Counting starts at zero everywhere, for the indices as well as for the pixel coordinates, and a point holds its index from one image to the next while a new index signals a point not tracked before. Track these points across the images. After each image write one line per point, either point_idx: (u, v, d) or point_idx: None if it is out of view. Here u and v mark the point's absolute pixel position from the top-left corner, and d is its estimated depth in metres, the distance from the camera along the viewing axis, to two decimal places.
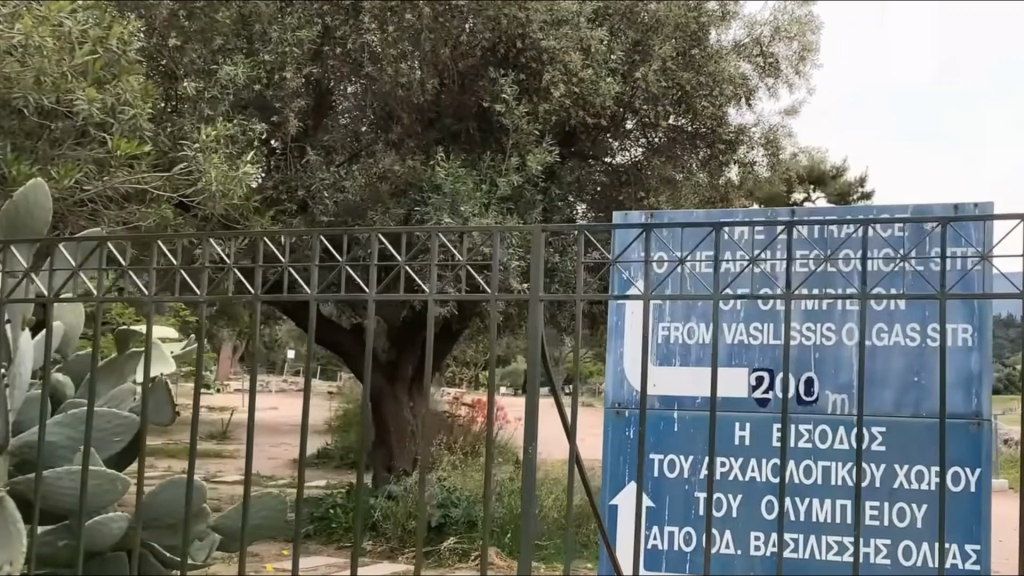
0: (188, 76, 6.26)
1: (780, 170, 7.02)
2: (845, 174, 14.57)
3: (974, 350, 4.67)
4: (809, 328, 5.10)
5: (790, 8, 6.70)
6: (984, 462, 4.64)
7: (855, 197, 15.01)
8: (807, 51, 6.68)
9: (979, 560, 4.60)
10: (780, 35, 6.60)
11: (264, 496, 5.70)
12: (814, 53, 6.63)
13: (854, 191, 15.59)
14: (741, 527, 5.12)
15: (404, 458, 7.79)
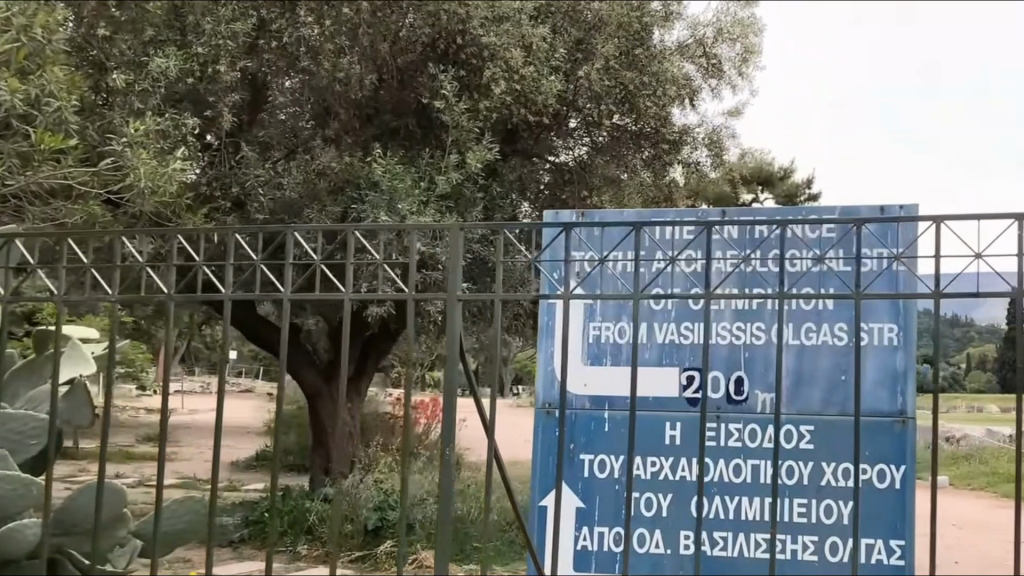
0: (119, 67, 6.44)
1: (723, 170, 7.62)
2: (792, 176, 16.01)
3: (900, 349, 5.98)
4: (740, 328, 6.17)
5: (733, 10, 7.57)
6: (907, 460, 5.89)
7: (803, 198, 16.35)
8: (748, 52, 7.59)
9: (902, 554, 5.84)
10: (723, 36, 7.47)
11: (188, 500, 5.60)
12: (754, 55, 7.56)
13: (802, 191, 16.61)
14: (670, 526, 6.00)
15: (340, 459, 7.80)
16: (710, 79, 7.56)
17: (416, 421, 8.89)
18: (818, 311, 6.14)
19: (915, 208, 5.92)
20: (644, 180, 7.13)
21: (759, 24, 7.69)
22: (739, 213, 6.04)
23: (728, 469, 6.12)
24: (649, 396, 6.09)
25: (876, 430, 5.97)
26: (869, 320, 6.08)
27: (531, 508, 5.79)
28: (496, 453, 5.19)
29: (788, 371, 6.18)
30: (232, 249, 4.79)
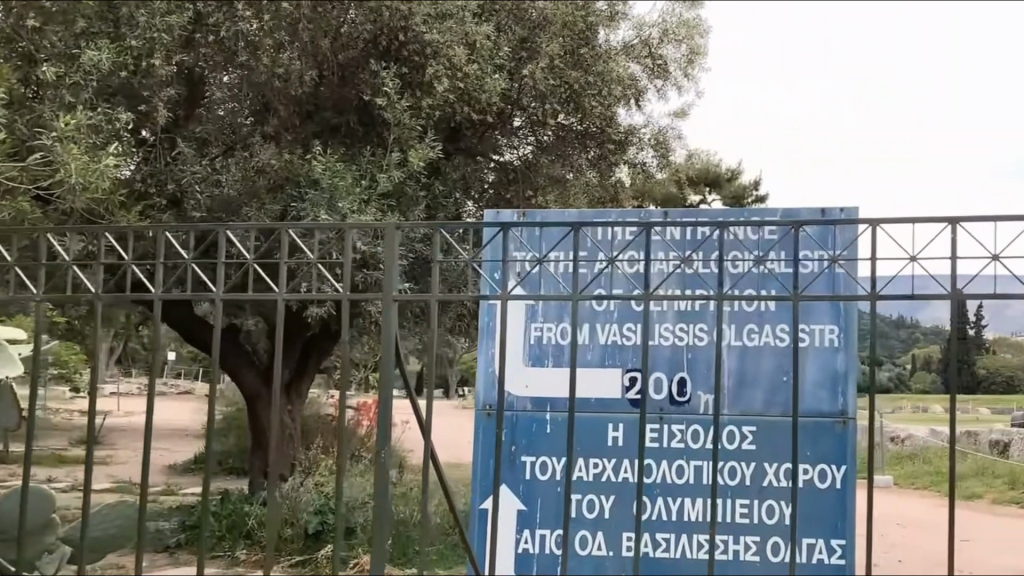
0: (50, 59, 6.32)
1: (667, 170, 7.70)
2: (740, 177, 16.13)
3: (841, 350, 6.02)
4: (682, 329, 6.15)
5: (678, 11, 7.58)
6: (848, 459, 5.93)
7: (751, 198, 16.49)
8: (693, 53, 7.59)
9: (843, 554, 5.87)
10: (669, 37, 7.46)
11: (120, 504, 5.59)
12: (699, 56, 7.56)
13: (751, 191, 16.75)
14: (612, 528, 5.98)
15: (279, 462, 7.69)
16: (656, 79, 7.57)
17: (361, 422, 8.88)
18: (760, 311, 6.15)
19: (855, 209, 5.97)
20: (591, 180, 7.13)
21: (704, 25, 7.71)
22: (682, 214, 6.05)
23: (670, 470, 6.09)
24: (590, 397, 6.03)
25: (818, 430, 5.98)
26: (810, 321, 6.12)
27: (471, 511, 5.81)
28: (431, 449, 5.35)
29: (731, 371, 6.15)
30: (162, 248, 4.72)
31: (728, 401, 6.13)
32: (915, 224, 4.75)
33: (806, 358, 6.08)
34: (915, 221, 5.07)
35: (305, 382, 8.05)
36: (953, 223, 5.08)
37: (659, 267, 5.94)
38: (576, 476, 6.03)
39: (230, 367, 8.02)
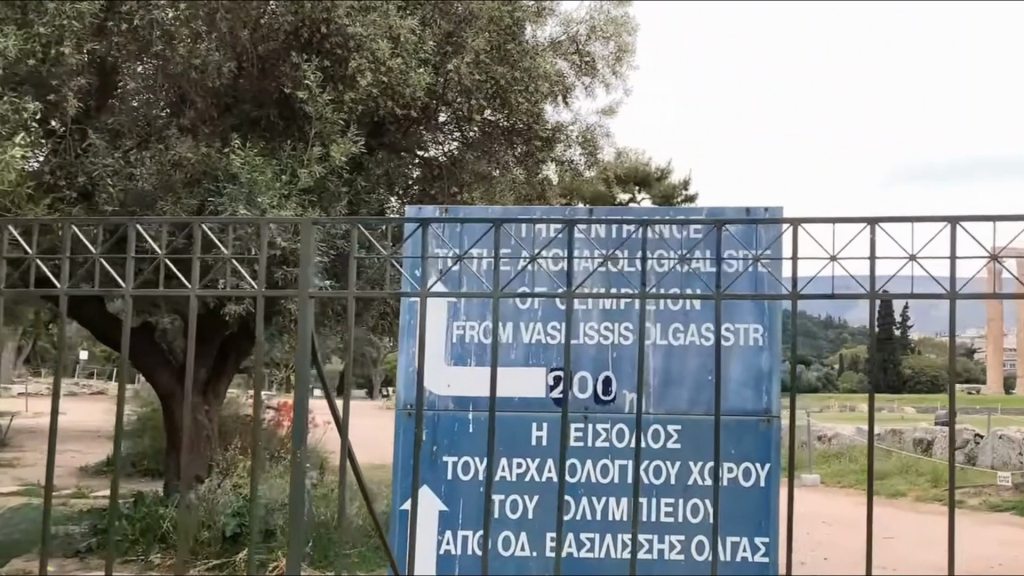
0: None
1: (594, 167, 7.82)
2: (670, 176, 16.21)
3: (765, 349, 6.02)
4: (606, 328, 6.11)
5: (607, 8, 7.57)
6: (771, 457, 5.95)
7: (681, 198, 16.61)
8: (621, 51, 7.60)
9: (766, 552, 5.89)
10: (597, 34, 7.48)
11: None
12: (627, 54, 7.56)
13: (680, 190, 16.86)
14: (535, 528, 5.91)
15: (197, 464, 7.58)
16: (583, 76, 7.57)
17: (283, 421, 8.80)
18: (686, 310, 6.12)
19: (780, 209, 6.04)
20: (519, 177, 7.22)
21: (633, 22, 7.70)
22: (607, 213, 5.98)
23: (595, 469, 6.03)
24: (514, 396, 5.97)
25: (742, 429, 5.98)
26: (734, 320, 6.11)
27: (392, 512, 5.73)
28: (349, 448, 5.28)
29: (656, 370, 6.11)
30: (69, 241, 4.55)
31: (653, 400, 6.10)
32: (836, 229, 4.82)
33: (730, 357, 6.08)
34: (835, 223, 5.15)
35: (222, 383, 7.97)
36: (871, 224, 5.18)
37: (581, 265, 5.89)
38: (499, 476, 5.94)
39: (146, 367, 7.89)
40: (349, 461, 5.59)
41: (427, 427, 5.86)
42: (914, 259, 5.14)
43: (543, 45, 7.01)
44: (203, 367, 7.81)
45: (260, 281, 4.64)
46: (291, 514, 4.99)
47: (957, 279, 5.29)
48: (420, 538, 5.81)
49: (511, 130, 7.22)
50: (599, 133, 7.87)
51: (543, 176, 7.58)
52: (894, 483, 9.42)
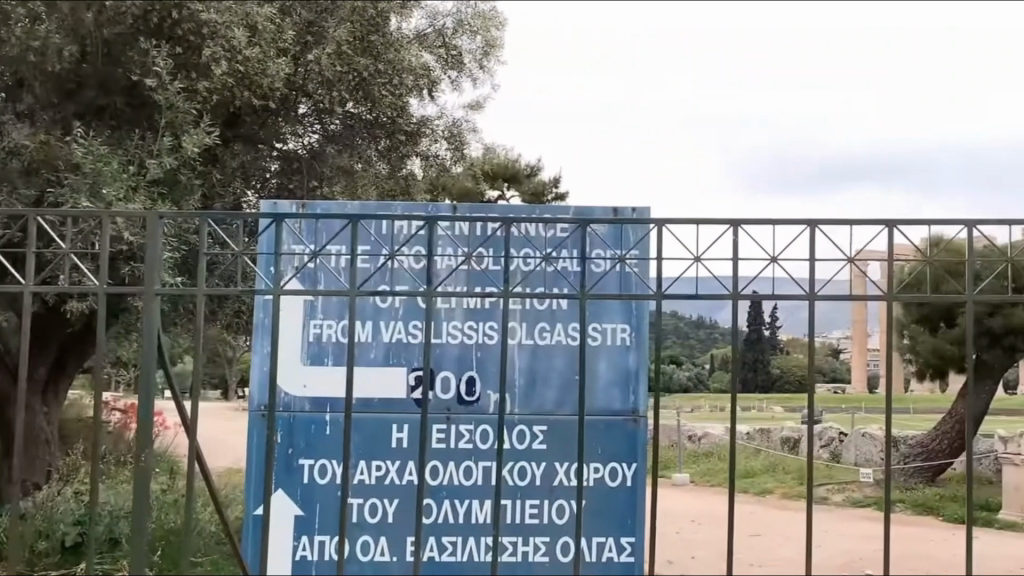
0: None
1: (463, 163, 8.14)
2: (538, 174, 16.26)
3: (633, 348, 5.98)
4: (471, 327, 5.94)
5: (473, 5, 7.91)
6: (637, 457, 5.91)
7: (550, 196, 16.67)
8: (487, 46, 7.96)
9: (631, 552, 5.87)
10: (463, 28, 7.82)
11: None
12: (493, 48, 7.93)
13: (548, 188, 16.96)
14: (394, 532, 5.78)
15: (37, 471, 7.27)
16: (449, 70, 7.87)
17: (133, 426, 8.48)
18: (552, 310, 6.03)
19: (647, 209, 6.00)
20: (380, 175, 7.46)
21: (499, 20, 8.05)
22: (470, 209, 5.88)
23: (458, 472, 5.90)
24: (373, 398, 5.80)
25: (610, 430, 5.92)
26: (601, 320, 6.02)
27: (244, 518, 5.52)
28: (198, 450, 5.01)
29: (521, 371, 6.00)
30: None
31: (518, 401, 5.99)
32: (697, 228, 4.84)
33: (598, 358, 6.00)
34: (698, 223, 5.17)
35: (60, 387, 7.69)
36: (732, 223, 5.21)
37: (442, 263, 5.76)
38: (357, 479, 5.78)
39: None
40: (198, 464, 5.34)
41: (281, 430, 5.66)
42: (773, 259, 5.21)
43: (407, 37, 7.29)
44: (43, 369, 7.51)
45: (103, 277, 4.32)
46: (134, 522, 4.70)
47: (814, 279, 5.34)
48: (273, 544, 5.63)
49: (373, 125, 7.58)
50: (469, 134, 8.34)
51: (406, 172, 7.81)
52: (762, 482, 9.83)
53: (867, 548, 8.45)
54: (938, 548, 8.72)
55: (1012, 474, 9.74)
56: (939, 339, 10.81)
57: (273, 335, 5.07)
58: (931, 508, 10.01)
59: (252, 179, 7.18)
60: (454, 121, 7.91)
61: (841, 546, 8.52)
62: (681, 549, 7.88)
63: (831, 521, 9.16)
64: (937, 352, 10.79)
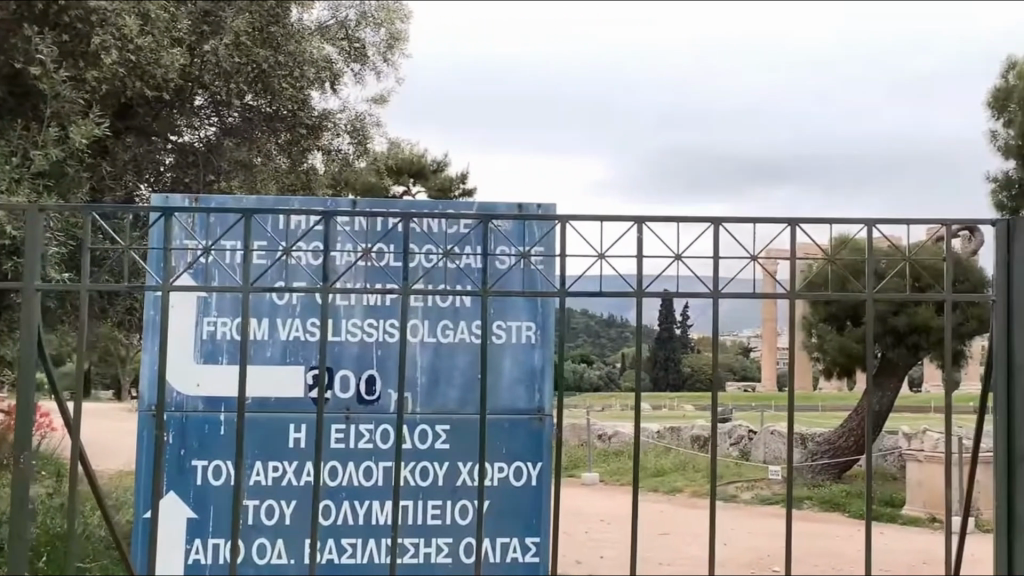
0: None
1: (368, 157, 8.72)
2: (444, 169, 16.26)
3: (538, 346, 5.91)
4: (370, 325, 5.83)
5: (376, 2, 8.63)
6: (543, 456, 5.86)
7: (456, 191, 16.68)
8: (392, 39, 8.66)
9: (536, 551, 5.83)
10: (367, 21, 8.53)
11: None
12: (397, 41, 8.67)
13: (454, 184, 17.01)
14: (291, 534, 5.65)
15: None
16: (354, 62, 8.56)
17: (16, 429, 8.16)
18: (455, 307, 5.92)
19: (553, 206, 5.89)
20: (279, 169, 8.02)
21: (402, 16, 8.76)
22: (370, 205, 5.75)
23: (358, 472, 5.79)
24: (269, 397, 5.67)
25: (514, 429, 5.85)
26: (506, 318, 5.93)
27: (133, 522, 5.34)
28: (80, 452, 4.79)
29: (422, 369, 5.89)
30: None
31: (419, 400, 5.88)
32: (599, 224, 4.77)
33: (502, 356, 5.92)
34: (602, 220, 5.06)
35: None
36: (637, 221, 5.12)
37: (339, 259, 5.65)
38: (252, 480, 5.64)
39: None
40: (84, 467, 5.13)
41: (173, 430, 5.49)
42: (676, 257, 5.16)
43: (308, 29, 7.89)
44: None
45: None
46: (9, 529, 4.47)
47: (719, 277, 5.24)
48: (164, 549, 5.46)
49: (270, 118, 8.05)
50: (372, 128, 8.87)
51: (308, 166, 8.37)
52: (672, 480, 10.22)
53: (772, 546, 8.50)
54: (842, 544, 8.83)
55: (915, 470, 10.04)
56: (845, 339, 10.99)
57: (162, 333, 4.88)
58: (836, 505, 10.15)
59: (145, 171, 7.48)
60: (355, 115, 8.52)
61: (748, 544, 8.55)
62: (589, 550, 7.79)
63: (738, 520, 9.21)
64: (843, 350, 10.97)
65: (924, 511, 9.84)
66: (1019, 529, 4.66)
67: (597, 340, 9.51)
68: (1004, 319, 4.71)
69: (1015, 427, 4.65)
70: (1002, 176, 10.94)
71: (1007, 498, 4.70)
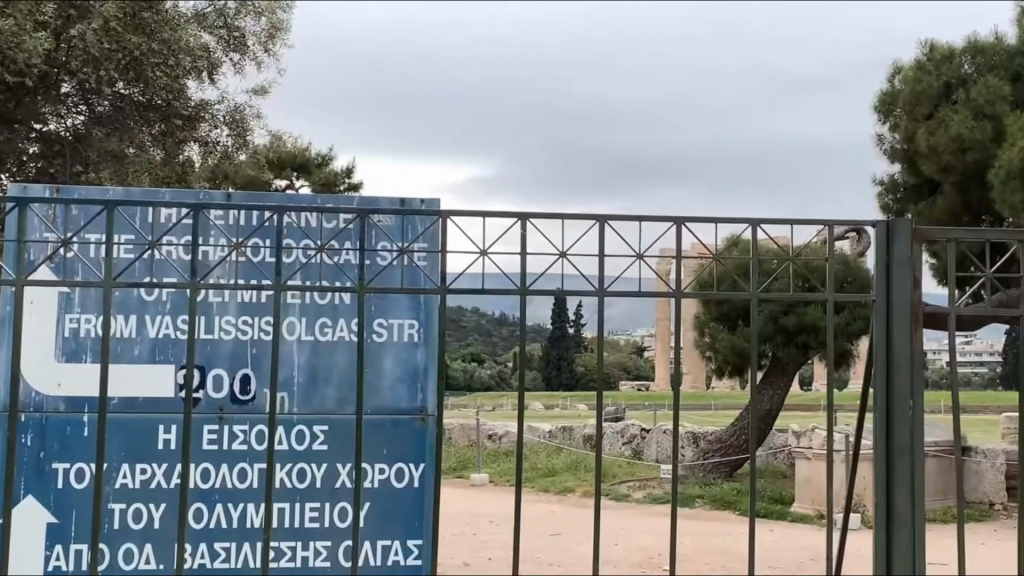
0: None
1: (248, 149, 9.38)
2: (328, 165, 16.20)
3: (420, 345, 5.73)
4: (245, 322, 5.65)
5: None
6: (425, 458, 5.69)
7: (342, 188, 16.68)
8: (271, 29, 9.48)
9: (419, 555, 5.64)
10: (248, 11, 9.33)
11: None
12: (277, 32, 9.47)
13: (340, 180, 17.00)
14: (160, 538, 5.42)
15: None
16: (234, 50, 9.32)
17: None
18: (334, 304, 5.69)
19: (436, 201, 5.72)
20: (154, 159, 8.59)
21: (282, 12, 9.58)
22: (247, 197, 5.58)
23: (231, 474, 5.56)
24: (137, 396, 5.47)
25: (396, 429, 5.68)
26: (387, 316, 5.72)
27: None
28: None
29: (300, 368, 5.66)
30: None
31: (296, 400, 5.65)
32: (480, 220, 4.65)
33: (382, 355, 5.71)
34: (484, 215, 4.97)
35: None
36: (519, 215, 5.04)
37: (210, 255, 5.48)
38: (118, 484, 5.40)
39: None
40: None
41: (31, 432, 5.25)
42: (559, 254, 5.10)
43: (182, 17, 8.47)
44: None
45: None
46: None
47: (604, 275, 5.17)
48: (22, 556, 5.22)
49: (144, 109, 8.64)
50: (255, 121, 9.52)
51: (185, 157, 9.06)
52: (564, 479, 10.30)
53: (663, 544, 8.51)
54: (731, 542, 8.89)
55: (803, 467, 10.18)
56: (735, 338, 11.11)
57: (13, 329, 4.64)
58: (727, 503, 10.24)
59: (6, 159, 8.00)
60: (235, 107, 9.17)
61: (639, 543, 8.54)
62: (477, 552, 7.66)
63: (629, 520, 9.23)
64: (734, 349, 11.11)
65: (812, 508, 9.99)
66: (897, 526, 4.71)
67: (484, 325, 9.83)
68: (883, 321, 4.74)
69: (894, 425, 4.69)
70: (887, 178, 11.29)
71: (886, 496, 4.73)
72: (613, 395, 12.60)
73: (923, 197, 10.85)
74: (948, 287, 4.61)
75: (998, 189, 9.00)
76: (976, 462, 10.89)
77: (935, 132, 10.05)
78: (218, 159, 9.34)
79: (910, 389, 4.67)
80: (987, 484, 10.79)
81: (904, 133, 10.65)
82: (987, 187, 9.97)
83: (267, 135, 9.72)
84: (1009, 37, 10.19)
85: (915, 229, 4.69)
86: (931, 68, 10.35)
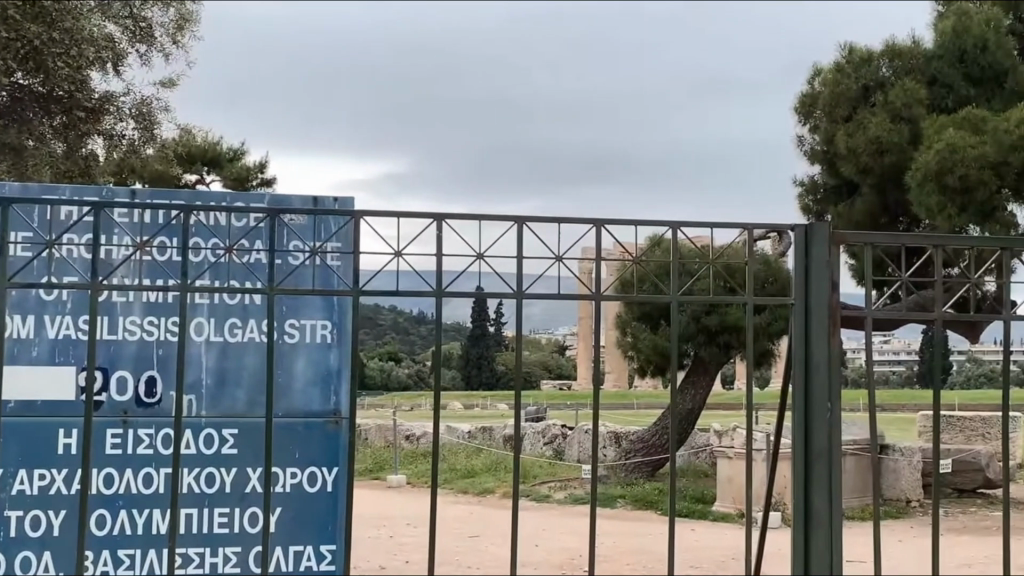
0: None
1: (156, 144, 9.32)
2: (241, 160, 15.92)
3: (334, 347, 5.56)
4: (151, 323, 5.37)
5: None
6: (338, 463, 5.50)
7: (256, 184, 16.41)
8: (181, 21, 9.41)
9: (332, 560, 5.46)
10: (154, 2, 9.22)
11: None
12: (186, 23, 9.40)
13: (254, 176, 16.75)
14: (60, 545, 5.20)
15: None
16: (141, 41, 9.12)
17: None
18: (244, 304, 5.47)
19: (349, 200, 5.59)
20: (55, 152, 8.33)
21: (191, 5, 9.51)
22: (152, 195, 5.39)
23: (136, 479, 5.30)
24: (36, 399, 5.20)
25: (309, 431, 5.48)
26: (299, 316, 5.54)
27: None
28: None
29: (208, 371, 5.43)
30: None
31: (204, 402, 5.42)
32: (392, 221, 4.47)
33: (294, 357, 5.52)
34: (397, 215, 4.79)
35: None
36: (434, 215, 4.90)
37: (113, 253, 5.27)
38: (14, 490, 5.17)
39: None
40: None
41: None
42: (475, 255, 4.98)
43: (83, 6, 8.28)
44: None
45: None
46: None
47: (523, 276, 5.02)
48: None
49: (44, 100, 8.39)
50: (162, 114, 9.48)
51: (89, 150, 8.84)
52: (483, 480, 10.26)
53: (583, 545, 8.47)
54: (651, 542, 8.90)
55: (725, 466, 10.23)
56: (657, 337, 11.15)
57: None
58: (648, 503, 10.27)
59: None
60: (140, 101, 9.11)
61: (559, 544, 8.50)
62: (393, 556, 7.54)
63: (550, 520, 9.19)
64: (655, 348, 11.15)
65: (732, 506, 10.04)
66: (816, 527, 4.67)
67: (402, 324, 9.75)
68: (801, 323, 4.71)
69: (812, 427, 4.67)
70: (807, 179, 11.46)
71: (805, 498, 4.69)
72: (533, 395, 12.61)
73: (841, 197, 11.07)
74: (864, 289, 4.58)
75: (914, 191, 9.11)
76: (894, 460, 11.05)
77: (853, 134, 10.14)
78: (124, 153, 9.22)
79: (828, 392, 4.65)
80: (903, 481, 10.95)
81: (823, 135, 10.82)
82: (905, 188, 10.19)
83: (175, 127, 9.68)
84: (925, 41, 10.35)
85: (833, 233, 4.65)
86: (850, 70, 10.43)
